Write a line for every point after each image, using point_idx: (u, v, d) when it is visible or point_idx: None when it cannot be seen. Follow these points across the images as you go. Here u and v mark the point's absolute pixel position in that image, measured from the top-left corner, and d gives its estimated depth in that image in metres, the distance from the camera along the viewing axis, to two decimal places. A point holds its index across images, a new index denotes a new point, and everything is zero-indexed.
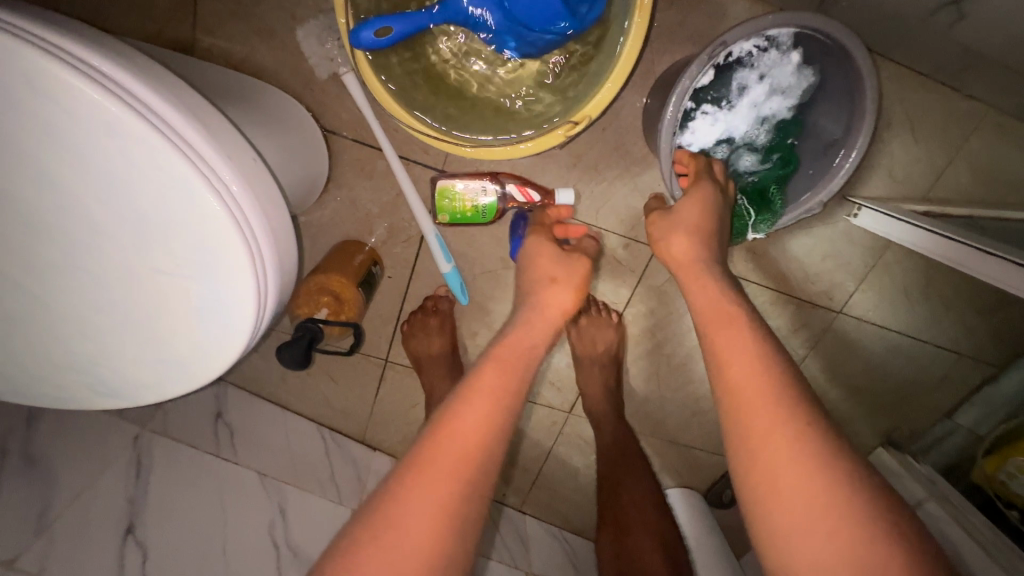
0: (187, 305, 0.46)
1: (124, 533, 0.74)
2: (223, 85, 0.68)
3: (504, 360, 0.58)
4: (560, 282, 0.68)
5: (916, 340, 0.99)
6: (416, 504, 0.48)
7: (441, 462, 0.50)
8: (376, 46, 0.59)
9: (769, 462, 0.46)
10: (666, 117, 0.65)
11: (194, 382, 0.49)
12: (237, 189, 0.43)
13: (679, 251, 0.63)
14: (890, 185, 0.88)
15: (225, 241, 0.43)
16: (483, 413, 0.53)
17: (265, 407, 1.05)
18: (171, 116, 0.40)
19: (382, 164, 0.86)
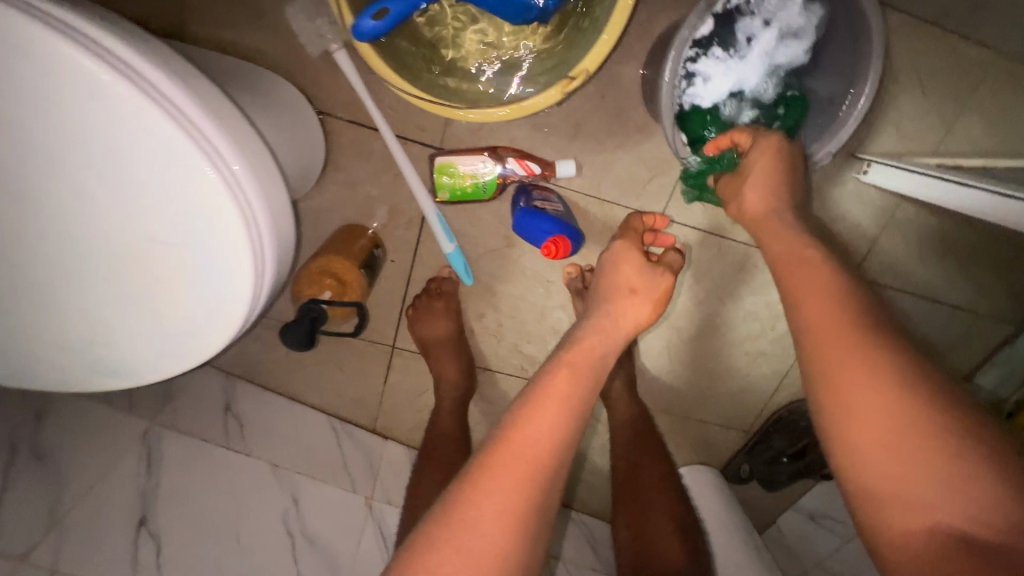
0: (183, 274, 0.44)
1: (136, 526, 0.75)
2: (215, 65, 0.67)
3: (577, 367, 0.59)
4: (639, 293, 0.70)
5: (932, 302, 0.97)
6: (495, 493, 0.49)
7: (515, 459, 0.50)
8: (381, 33, 0.57)
9: (839, 393, 0.45)
10: (672, 65, 0.63)
11: (193, 358, 0.48)
12: (240, 169, 0.42)
13: (752, 200, 0.63)
14: (900, 139, 0.86)
15: (217, 207, 0.42)
16: (554, 415, 0.54)
17: (274, 399, 1.02)
18: (161, 82, 0.39)
19: (379, 144, 0.85)
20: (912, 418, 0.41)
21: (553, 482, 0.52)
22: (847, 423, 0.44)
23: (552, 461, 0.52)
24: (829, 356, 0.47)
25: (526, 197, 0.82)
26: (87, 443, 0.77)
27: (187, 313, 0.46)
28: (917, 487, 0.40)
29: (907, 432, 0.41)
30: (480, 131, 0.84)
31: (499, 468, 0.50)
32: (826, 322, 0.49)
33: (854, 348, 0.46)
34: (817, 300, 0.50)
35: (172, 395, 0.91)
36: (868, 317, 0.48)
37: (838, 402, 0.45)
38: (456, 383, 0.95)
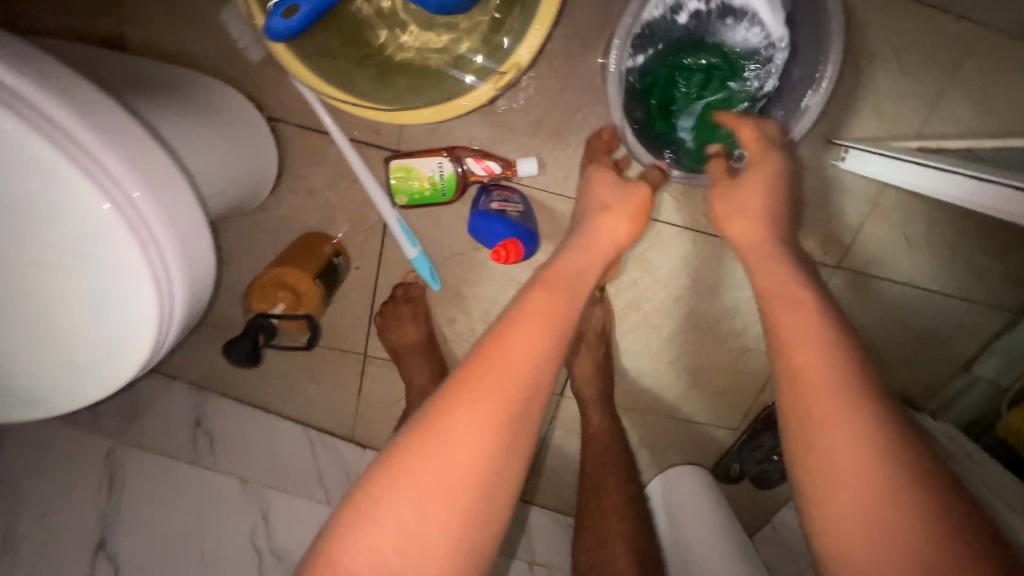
0: (82, 301, 0.43)
1: (94, 548, 0.75)
2: (150, 74, 0.65)
3: (553, 285, 0.56)
4: (612, 209, 0.65)
5: (923, 291, 0.92)
6: (466, 414, 0.47)
7: (493, 372, 0.48)
8: (296, 31, 0.54)
9: (817, 427, 0.45)
10: (618, 44, 0.66)
11: (102, 388, 0.46)
12: (139, 194, 0.41)
13: (744, 232, 0.60)
14: (880, 123, 0.81)
15: (110, 232, 0.40)
16: (532, 333, 0.51)
17: (247, 412, 1.00)
18: (47, 106, 0.38)
19: (334, 149, 0.82)
20: (884, 466, 0.42)
21: (528, 412, 0.49)
22: (822, 461, 0.44)
23: (532, 376, 0.49)
24: (799, 365, 0.48)
25: (485, 196, 0.79)
26: (45, 466, 0.77)
27: (93, 341, 0.44)
28: (862, 504, 0.42)
29: (881, 477, 0.42)
30: (437, 131, 0.81)
31: (472, 389, 0.48)
32: (815, 361, 0.47)
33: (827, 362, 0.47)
34: (805, 329, 0.49)
35: (141, 411, 0.89)
36: (847, 355, 0.47)
37: (815, 439, 0.45)
38: (427, 391, 0.91)
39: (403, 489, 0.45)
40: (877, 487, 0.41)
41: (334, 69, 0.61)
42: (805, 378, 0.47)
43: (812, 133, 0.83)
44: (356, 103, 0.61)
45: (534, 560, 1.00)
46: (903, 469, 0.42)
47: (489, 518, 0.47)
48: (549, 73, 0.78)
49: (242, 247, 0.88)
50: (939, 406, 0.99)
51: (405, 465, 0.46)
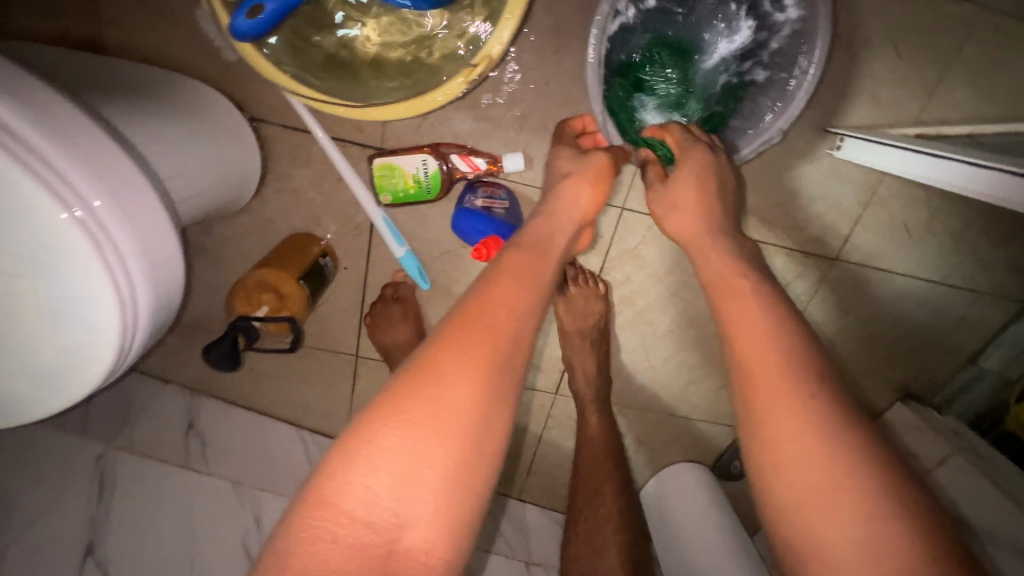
0: (43, 309, 0.42)
1: (83, 555, 0.75)
2: (125, 77, 0.65)
3: (526, 246, 0.59)
4: (579, 176, 0.66)
5: (926, 283, 0.90)
6: (458, 357, 0.47)
7: (478, 319, 0.49)
8: (261, 31, 0.55)
9: (761, 386, 0.46)
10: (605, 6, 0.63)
11: (71, 394, 0.46)
12: (101, 205, 0.40)
13: (684, 224, 0.63)
14: (877, 110, 0.79)
15: (68, 238, 0.40)
16: (510, 291, 0.53)
17: (240, 415, 0.99)
18: (6, 117, 0.37)
19: (317, 148, 0.81)
20: (827, 417, 0.43)
21: (513, 364, 0.49)
22: (769, 420, 0.45)
23: (513, 326, 0.51)
24: (756, 373, 0.47)
25: (470, 194, 0.78)
26: (34, 472, 0.78)
27: (57, 348, 0.44)
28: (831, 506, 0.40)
29: (826, 426, 0.42)
30: (421, 127, 0.80)
31: (463, 338, 0.48)
32: (768, 366, 0.46)
33: (782, 368, 0.46)
34: (747, 304, 0.51)
35: (132, 415, 0.89)
36: (793, 332, 0.48)
37: (761, 400, 0.46)
38: None
39: (395, 427, 0.43)
40: (826, 435, 0.42)
41: (301, 66, 0.61)
42: (747, 345, 0.49)
43: (806, 123, 0.80)
44: (320, 99, 0.61)
45: (531, 560, 0.99)
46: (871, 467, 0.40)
47: (482, 457, 0.46)
48: (533, 66, 0.76)
49: (230, 249, 0.88)
50: (944, 400, 0.97)
51: (398, 404, 0.44)
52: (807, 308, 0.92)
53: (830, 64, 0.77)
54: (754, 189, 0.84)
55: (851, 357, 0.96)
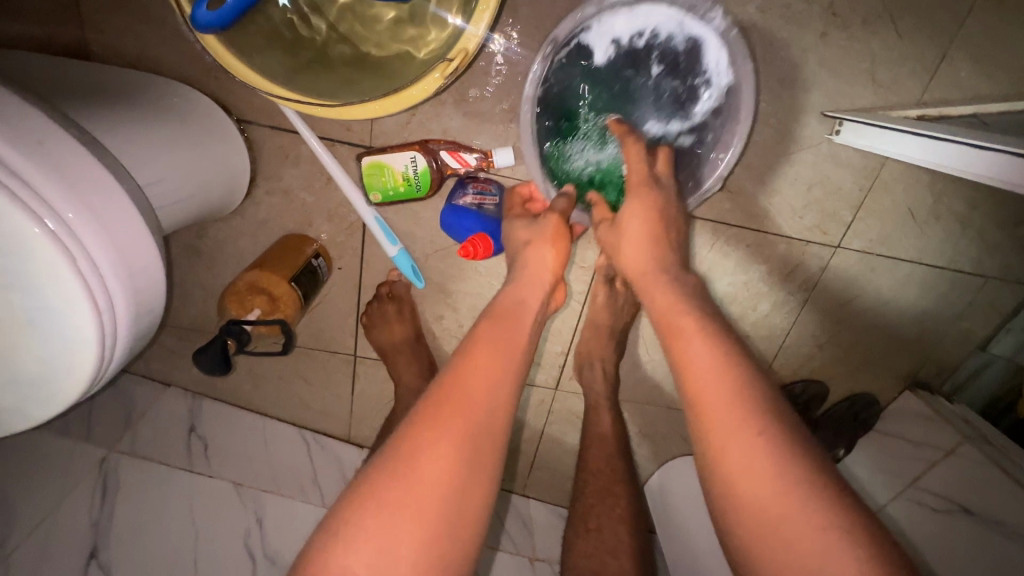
0: (19, 317, 0.42)
1: (87, 558, 0.77)
2: (109, 84, 0.65)
3: (500, 316, 0.59)
4: (539, 241, 0.67)
5: (932, 269, 0.87)
6: (439, 437, 0.47)
7: (451, 398, 0.49)
8: (223, 23, 0.53)
9: (723, 436, 0.47)
10: (536, 65, 0.70)
11: (54, 403, 0.47)
12: (75, 216, 0.40)
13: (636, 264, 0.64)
14: (876, 92, 0.76)
15: (35, 244, 0.39)
16: (486, 363, 0.53)
17: (241, 415, 0.99)
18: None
19: (306, 148, 0.81)
20: (779, 448, 0.44)
21: (493, 433, 0.50)
22: (731, 470, 0.45)
23: (487, 400, 0.50)
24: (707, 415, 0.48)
25: (461, 190, 0.77)
26: (35, 477, 0.79)
27: (36, 358, 0.44)
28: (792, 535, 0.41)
29: (784, 468, 0.43)
30: (410, 123, 0.79)
31: (437, 414, 0.48)
32: (721, 408, 0.47)
33: (732, 406, 0.47)
34: (709, 347, 0.51)
35: (133, 420, 0.90)
36: (738, 360, 0.50)
37: (718, 448, 0.46)
38: (414, 390, 0.89)
39: (374, 512, 0.44)
40: (782, 472, 0.43)
41: (265, 60, 0.59)
42: (707, 395, 0.49)
43: (803, 107, 0.78)
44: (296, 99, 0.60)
45: (534, 556, 1.00)
46: (822, 495, 0.42)
47: (461, 536, 0.46)
48: (520, 58, 0.75)
49: (223, 251, 0.88)
50: (954, 387, 0.95)
51: (379, 487, 0.45)
52: (794, 324, 0.92)
53: (825, 45, 0.75)
54: (751, 178, 0.82)
55: (856, 346, 0.94)
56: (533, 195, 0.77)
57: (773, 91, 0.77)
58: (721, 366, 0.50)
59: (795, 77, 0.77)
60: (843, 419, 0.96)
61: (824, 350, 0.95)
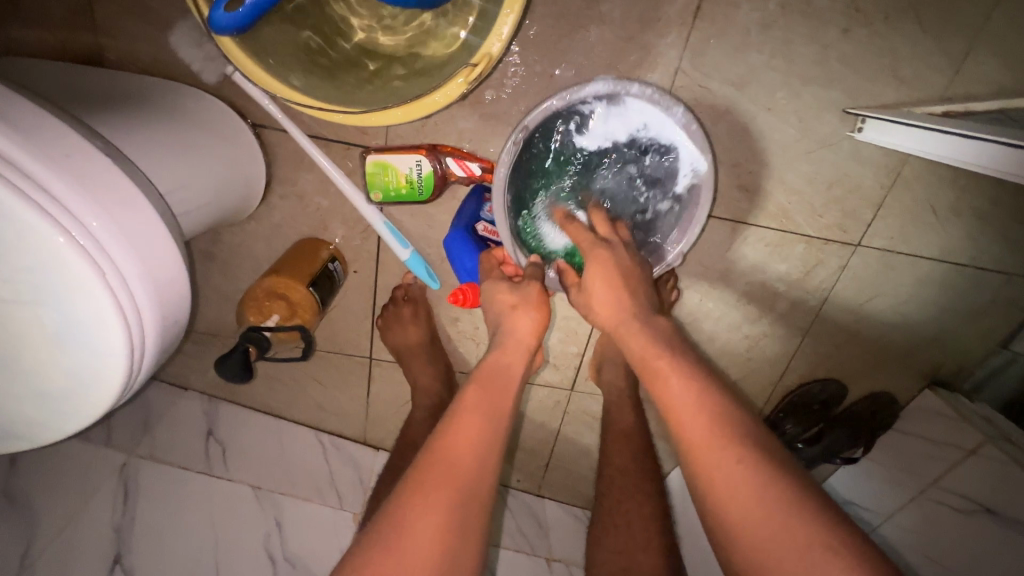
0: (47, 332, 0.43)
1: (111, 563, 0.78)
2: (126, 91, 0.65)
3: (485, 380, 0.59)
4: (521, 306, 0.66)
5: (953, 266, 0.86)
6: (428, 507, 0.48)
7: (439, 466, 0.50)
8: (240, 25, 0.53)
9: (713, 474, 0.48)
10: (513, 140, 0.65)
11: (81, 415, 0.47)
12: (98, 224, 0.40)
13: (609, 316, 0.63)
14: (899, 88, 0.75)
15: (63, 259, 0.39)
16: (471, 428, 0.54)
17: (257, 417, 0.99)
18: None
19: (321, 151, 0.80)
20: (763, 471, 0.46)
21: (480, 498, 0.51)
22: (720, 500, 0.47)
23: (472, 468, 0.51)
24: (692, 448, 0.50)
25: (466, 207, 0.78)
26: (58, 483, 0.80)
27: (66, 372, 0.44)
28: (787, 557, 0.42)
29: (770, 489, 0.45)
30: (426, 126, 0.78)
31: (425, 483, 0.49)
32: (708, 444, 0.49)
33: (714, 442, 0.49)
34: (685, 389, 0.53)
35: (151, 424, 0.90)
36: (716, 389, 0.53)
37: (707, 478, 0.48)
38: (431, 393, 0.89)
39: None
40: (768, 495, 0.45)
41: (282, 62, 0.60)
42: (690, 436, 0.51)
43: (823, 104, 0.77)
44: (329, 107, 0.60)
45: (551, 556, 1.00)
46: (813, 508, 0.44)
47: None
48: (535, 59, 0.74)
49: (238, 256, 0.88)
50: (974, 385, 0.93)
51: (372, 560, 0.45)
52: (798, 347, 0.94)
53: (847, 41, 0.73)
54: (770, 176, 0.81)
55: (874, 346, 0.93)
56: (507, 258, 0.74)
57: (793, 89, 0.76)
58: (696, 404, 0.52)
59: (815, 75, 0.75)
60: (861, 419, 0.95)
61: (833, 362, 0.95)
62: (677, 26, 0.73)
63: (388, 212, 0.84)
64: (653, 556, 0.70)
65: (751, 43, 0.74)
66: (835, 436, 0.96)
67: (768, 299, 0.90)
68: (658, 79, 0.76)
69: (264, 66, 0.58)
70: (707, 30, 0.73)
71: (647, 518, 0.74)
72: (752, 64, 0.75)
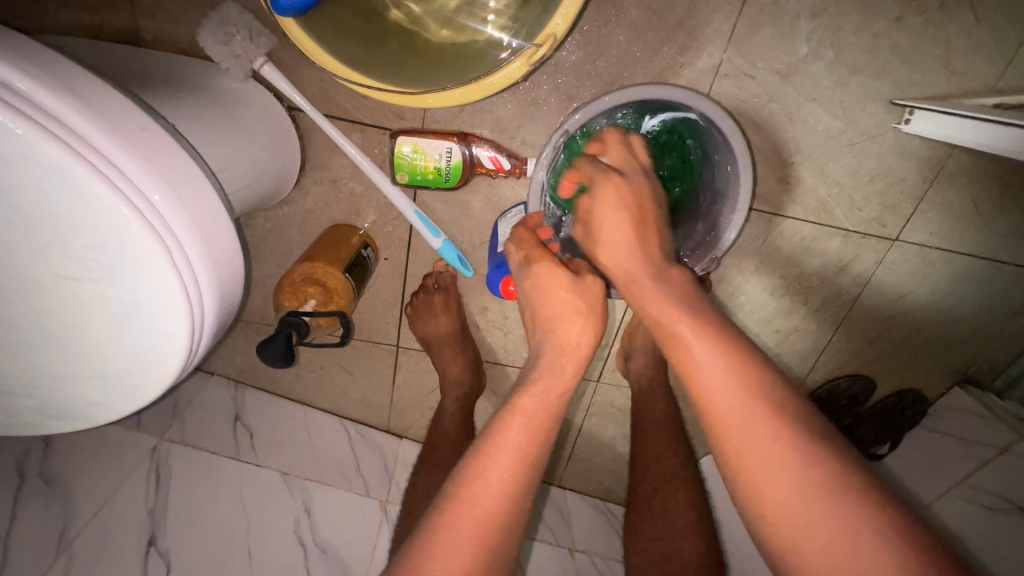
0: (109, 311, 0.43)
1: (146, 545, 0.77)
2: (169, 70, 0.64)
3: (529, 414, 0.53)
4: (584, 314, 0.61)
5: (991, 263, 0.84)
6: (454, 552, 0.46)
7: (467, 513, 0.48)
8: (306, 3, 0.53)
9: (750, 476, 0.43)
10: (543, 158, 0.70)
11: (140, 395, 0.48)
12: (161, 199, 0.40)
13: (664, 319, 0.52)
14: (948, 79, 0.73)
15: (131, 236, 0.40)
16: (508, 470, 0.50)
17: (284, 405, 1.00)
18: (60, 110, 0.37)
19: (356, 135, 0.79)
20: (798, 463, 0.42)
21: (513, 524, 0.50)
22: (756, 490, 0.43)
23: (505, 504, 0.49)
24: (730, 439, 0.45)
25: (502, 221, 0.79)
26: (92, 465, 0.80)
27: (127, 352, 0.45)
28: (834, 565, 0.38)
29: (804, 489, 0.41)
30: (463, 111, 0.77)
31: (446, 532, 0.47)
32: (745, 433, 0.44)
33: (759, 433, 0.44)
34: (707, 368, 0.47)
35: (181, 409, 0.90)
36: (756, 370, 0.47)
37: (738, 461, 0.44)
38: (461, 382, 0.89)
39: None
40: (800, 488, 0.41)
41: (347, 47, 0.59)
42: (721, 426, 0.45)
43: (870, 95, 0.75)
44: (377, 88, 0.60)
45: (574, 547, 0.98)
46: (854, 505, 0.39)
47: None
48: (581, 46, 0.73)
49: (270, 241, 0.87)
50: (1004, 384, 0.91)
51: None
52: (828, 346, 0.93)
53: (899, 30, 0.72)
54: (812, 168, 0.80)
55: (907, 342, 0.92)
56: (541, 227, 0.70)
57: (840, 79, 0.75)
58: (795, 477, 0.41)
59: (864, 65, 0.74)
60: (889, 413, 0.94)
61: (862, 361, 0.94)
62: (724, 11, 0.72)
63: (421, 198, 0.84)
64: (693, 541, 0.70)
65: (800, 30, 0.72)
66: (863, 431, 0.94)
67: (802, 310, 0.90)
68: (702, 66, 0.74)
69: (331, 51, 0.58)
70: (756, 17, 0.72)
71: (683, 505, 0.73)
72: (800, 53, 0.74)
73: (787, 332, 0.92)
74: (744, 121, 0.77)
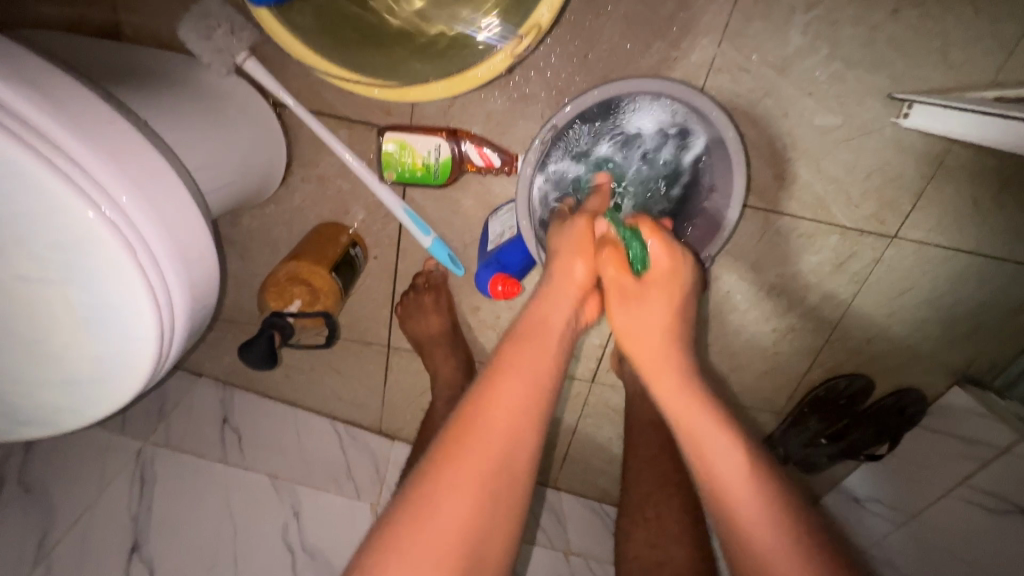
0: (75, 312, 0.41)
1: (129, 552, 0.76)
2: (148, 66, 0.63)
3: (531, 340, 0.52)
4: (587, 254, 0.58)
5: (990, 260, 0.82)
6: (457, 497, 0.43)
7: (472, 455, 0.45)
8: None
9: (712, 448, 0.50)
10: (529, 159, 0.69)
11: (109, 400, 0.46)
12: (127, 199, 0.38)
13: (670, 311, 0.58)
14: (946, 73, 0.72)
15: (95, 236, 0.38)
16: (512, 407, 0.47)
17: (273, 407, 0.98)
18: (14, 102, 0.35)
19: (343, 132, 0.78)
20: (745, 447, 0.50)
21: (518, 484, 0.46)
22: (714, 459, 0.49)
23: (507, 457, 0.46)
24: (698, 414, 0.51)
25: (494, 220, 0.77)
26: (75, 470, 0.79)
27: (94, 355, 0.43)
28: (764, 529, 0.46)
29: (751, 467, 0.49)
30: (452, 106, 0.75)
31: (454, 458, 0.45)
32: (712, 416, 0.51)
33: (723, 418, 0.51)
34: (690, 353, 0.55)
35: (167, 411, 0.89)
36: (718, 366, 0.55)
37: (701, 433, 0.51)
38: (452, 383, 0.87)
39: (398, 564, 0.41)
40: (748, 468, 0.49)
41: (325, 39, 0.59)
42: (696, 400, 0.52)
43: (867, 90, 0.74)
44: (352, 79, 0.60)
45: (569, 551, 0.99)
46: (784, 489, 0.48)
47: None
48: (572, 39, 0.71)
49: (257, 240, 0.86)
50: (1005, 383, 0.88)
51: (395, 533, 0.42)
52: (826, 346, 0.91)
53: (896, 22, 0.70)
54: (808, 164, 0.78)
55: (906, 340, 0.90)
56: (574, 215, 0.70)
57: (836, 72, 0.73)
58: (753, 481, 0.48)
59: (861, 58, 0.72)
60: (888, 414, 0.92)
61: (861, 360, 0.92)
62: (717, 4, 0.70)
63: (410, 196, 0.82)
64: (687, 548, 0.69)
65: (795, 23, 0.71)
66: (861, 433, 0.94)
67: (799, 309, 0.88)
68: (696, 60, 0.73)
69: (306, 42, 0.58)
70: (750, 9, 0.70)
71: (676, 510, 0.72)
72: (795, 45, 0.72)
73: (783, 331, 0.90)
74: (738, 116, 0.76)
